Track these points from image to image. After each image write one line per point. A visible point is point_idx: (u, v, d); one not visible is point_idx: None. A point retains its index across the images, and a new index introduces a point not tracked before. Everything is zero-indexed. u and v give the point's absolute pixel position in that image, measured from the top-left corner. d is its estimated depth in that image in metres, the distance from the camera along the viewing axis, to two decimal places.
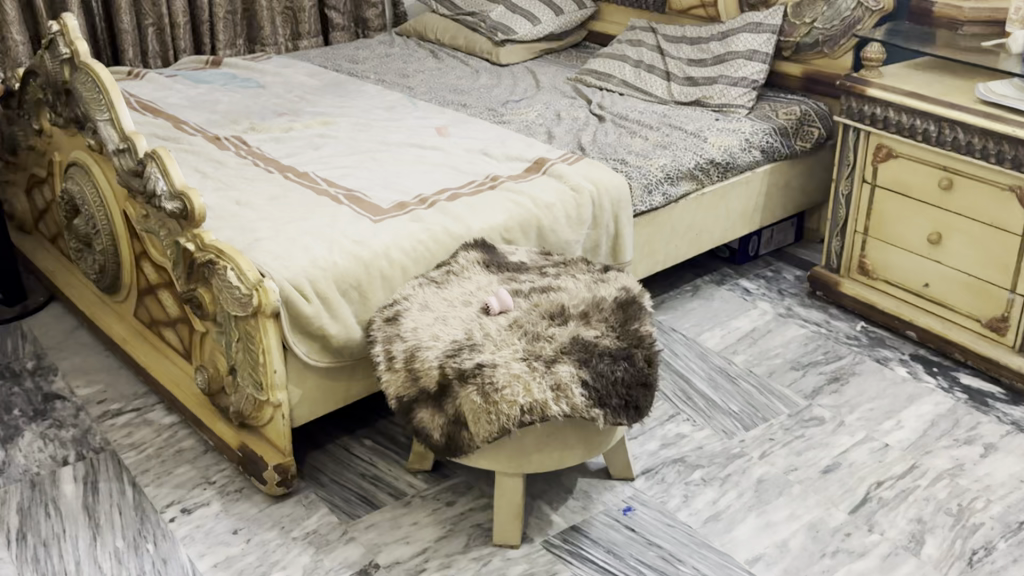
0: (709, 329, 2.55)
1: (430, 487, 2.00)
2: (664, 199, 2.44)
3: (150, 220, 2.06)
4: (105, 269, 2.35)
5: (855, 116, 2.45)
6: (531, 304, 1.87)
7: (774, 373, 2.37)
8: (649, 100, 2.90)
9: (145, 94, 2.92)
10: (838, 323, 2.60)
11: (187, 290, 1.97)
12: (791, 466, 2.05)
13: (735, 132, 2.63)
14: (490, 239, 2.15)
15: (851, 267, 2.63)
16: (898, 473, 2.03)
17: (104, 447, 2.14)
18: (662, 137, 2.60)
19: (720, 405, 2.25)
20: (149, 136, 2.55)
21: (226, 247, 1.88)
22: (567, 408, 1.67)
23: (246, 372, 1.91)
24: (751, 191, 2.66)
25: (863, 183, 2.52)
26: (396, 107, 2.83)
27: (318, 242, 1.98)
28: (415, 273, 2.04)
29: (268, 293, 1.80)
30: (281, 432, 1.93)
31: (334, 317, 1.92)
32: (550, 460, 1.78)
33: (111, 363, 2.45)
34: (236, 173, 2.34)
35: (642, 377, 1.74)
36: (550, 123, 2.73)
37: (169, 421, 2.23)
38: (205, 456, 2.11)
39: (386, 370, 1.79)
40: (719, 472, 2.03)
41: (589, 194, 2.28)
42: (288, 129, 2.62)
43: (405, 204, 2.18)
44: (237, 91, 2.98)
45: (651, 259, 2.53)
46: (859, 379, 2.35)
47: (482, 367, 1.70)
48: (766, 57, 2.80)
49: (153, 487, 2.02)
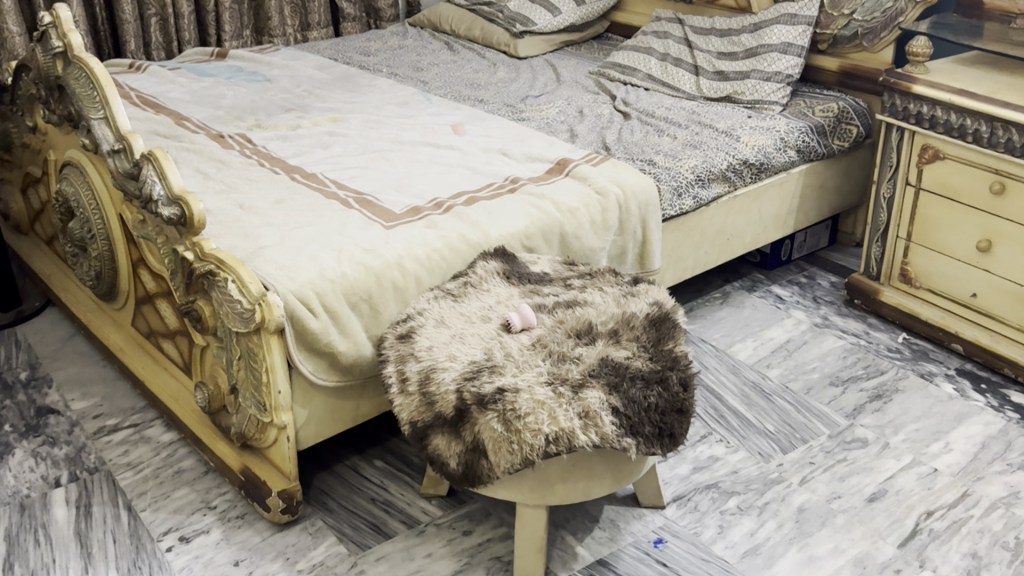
0: (741, 341, 2.40)
1: (444, 514, 1.86)
2: (694, 203, 2.28)
3: (147, 225, 1.93)
4: (101, 276, 2.22)
5: (898, 114, 2.30)
6: (555, 320, 1.72)
7: (811, 389, 2.22)
8: (677, 96, 2.75)
9: (146, 88, 2.79)
10: (878, 335, 2.44)
11: (186, 302, 1.84)
12: (834, 494, 1.90)
13: (769, 130, 2.48)
14: (510, 247, 2.00)
15: (892, 275, 2.48)
16: (948, 502, 1.89)
17: (99, 467, 2.01)
18: (692, 135, 2.45)
19: (755, 425, 2.10)
20: (150, 134, 2.43)
21: (228, 257, 1.75)
22: (596, 439, 1.53)
23: (248, 393, 1.78)
24: (785, 193, 2.51)
25: (906, 186, 2.37)
26: (410, 103, 2.69)
27: (325, 252, 1.84)
28: (430, 284, 1.90)
29: (271, 308, 1.66)
30: (285, 456, 1.80)
31: (343, 333, 1.78)
32: (576, 492, 1.63)
33: (109, 374, 2.32)
34: (241, 174, 2.20)
35: (678, 403, 1.60)
36: (572, 119, 2.58)
37: (169, 439, 2.09)
38: (206, 478, 1.98)
39: (400, 394, 1.66)
40: (756, 500, 1.89)
41: (615, 197, 2.14)
42: (296, 127, 2.48)
43: (419, 209, 2.04)
44: (243, 85, 2.84)
45: (680, 266, 2.38)
46: (902, 397, 2.20)
47: (503, 392, 1.56)
48: (801, 50, 2.63)
49: (150, 512, 1.89)
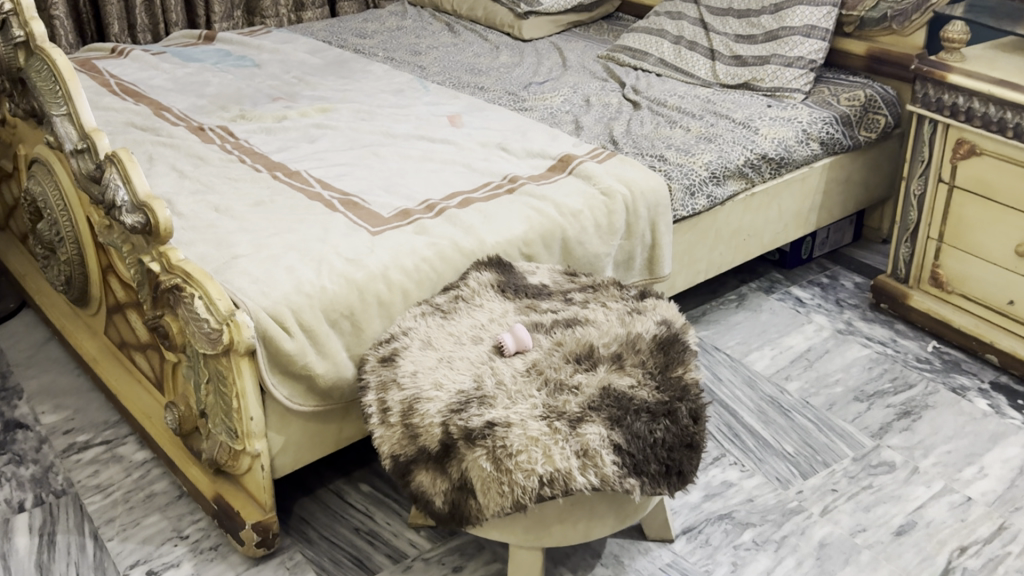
0: (758, 349, 2.23)
1: (433, 548, 1.72)
2: (708, 202, 2.11)
3: (112, 232, 1.77)
4: (71, 281, 2.07)
5: (931, 106, 2.11)
6: (553, 342, 1.56)
7: (833, 405, 2.06)
8: (691, 83, 2.57)
9: (127, 75, 2.63)
10: (906, 343, 2.27)
11: (153, 317, 1.69)
12: (858, 526, 1.75)
13: (791, 121, 2.30)
14: (507, 255, 1.84)
15: (922, 278, 2.30)
16: (984, 537, 1.73)
17: (66, 489, 1.88)
18: (706, 127, 2.27)
19: (773, 446, 1.95)
20: (127, 127, 2.28)
21: (195, 269, 1.60)
22: (596, 480, 1.37)
23: (218, 419, 1.63)
24: (807, 189, 2.33)
25: (939, 183, 2.18)
26: (405, 91, 2.52)
27: (304, 263, 1.69)
28: (418, 298, 1.74)
29: (240, 329, 1.51)
30: (260, 485, 1.65)
31: (322, 353, 1.63)
32: (575, 532, 1.48)
33: (82, 384, 2.18)
34: (219, 172, 2.05)
35: (687, 437, 1.44)
36: (578, 109, 2.40)
37: (142, 458, 1.96)
38: (179, 504, 1.84)
39: (380, 425, 1.50)
40: (773, 533, 1.73)
41: (622, 199, 1.97)
42: (282, 119, 2.32)
43: (408, 212, 1.88)
44: (230, 71, 2.68)
45: (693, 269, 2.21)
46: (932, 414, 2.03)
47: (493, 427, 1.41)
48: (826, 34, 2.44)
49: (118, 542, 1.75)
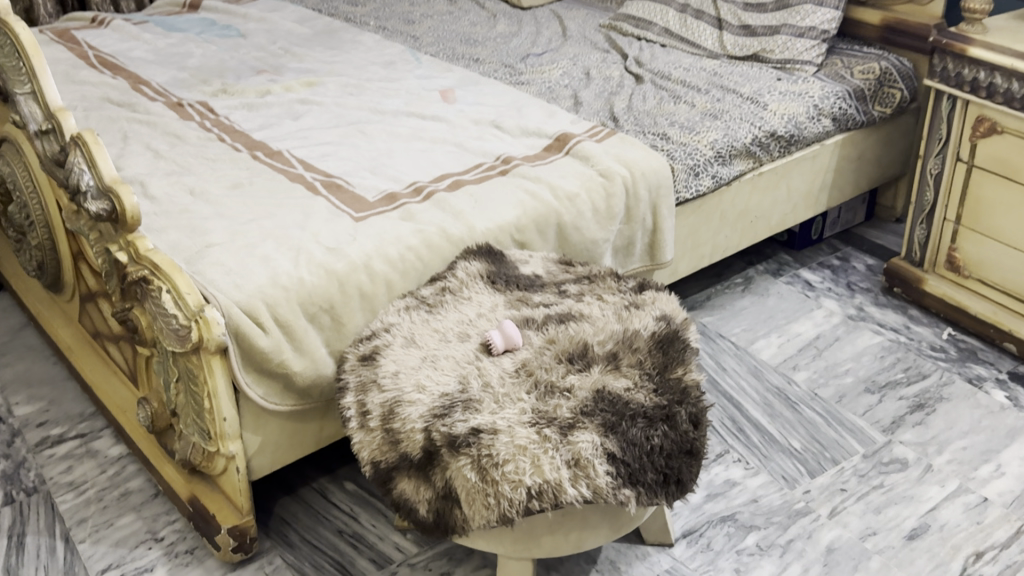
0: (765, 336, 2.13)
1: (420, 552, 1.63)
2: (713, 182, 1.99)
3: (80, 218, 1.67)
4: (44, 267, 1.97)
5: (950, 81, 2.00)
6: (544, 340, 1.46)
7: (843, 397, 1.96)
8: (697, 54, 2.45)
9: (106, 46, 2.52)
10: (920, 330, 2.17)
11: (122, 310, 1.59)
12: (868, 529, 1.66)
13: (801, 96, 2.17)
14: (498, 242, 1.74)
15: (937, 261, 2.20)
16: (1000, 542, 1.63)
17: (38, 487, 1.80)
18: (712, 102, 2.15)
19: (779, 441, 1.85)
20: (102, 102, 2.17)
21: (164, 260, 1.49)
22: (588, 493, 1.28)
23: (190, 419, 1.54)
24: (818, 167, 2.22)
25: (957, 162, 2.07)
26: (396, 63, 2.40)
27: (282, 252, 1.59)
28: (403, 289, 1.64)
29: (210, 326, 1.41)
30: (236, 488, 1.57)
31: (299, 350, 1.54)
32: (566, 543, 1.38)
33: (58, 373, 2.09)
34: (196, 151, 1.94)
35: (686, 443, 1.35)
36: (577, 83, 2.29)
37: (118, 453, 1.87)
38: (155, 503, 1.75)
39: (359, 429, 1.41)
40: (778, 537, 1.64)
41: (622, 181, 1.86)
42: (266, 93, 2.21)
43: (395, 196, 1.78)
44: (214, 42, 2.56)
45: (696, 253, 2.10)
46: (947, 407, 1.93)
47: (479, 434, 1.31)
48: (839, 2, 2.31)
49: (89, 545, 1.67)
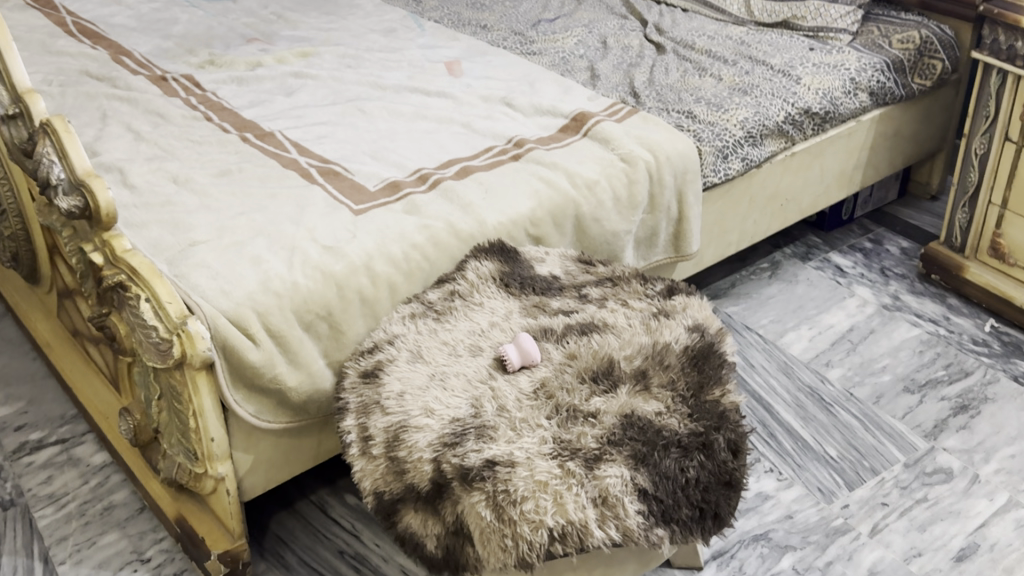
0: (795, 329, 1.99)
1: None
2: (742, 165, 1.83)
3: (52, 211, 1.51)
4: (18, 258, 1.81)
5: (1001, 54, 1.83)
6: (565, 355, 1.32)
7: (881, 398, 1.82)
8: (721, 20, 2.27)
9: (85, 11, 2.34)
10: (960, 321, 2.03)
11: (98, 316, 1.46)
12: (912, 550, 1.53)
13: (836, 68, 2.00)
14: (512, 237, 1.59)
15: (980, 247, 2.04)
16: None
17: (15, 500, 1.67)
18: (741, 75, 1.99)
19: (813, 449, 1.72)
20: (80, 75, 2.00)
21: (143, 264, 1.34)
22: (617, 535, 1.14)
23: (176, 438, 1.41)
24: (853, 145, 2.06)
25: (1005, 142, 1.90)
26: (396, 30, 2.23)
27: (274, 252, 1.44)
28: (407, 292, 1.50)
29: (194, 341, 1.27)
30: (227, 510, 1.43)
31: (294, 363, 1.40)
32: None
33: (37, 368, 1.95)
34: (180, 132, 1.78)
35: (725, 475, 1.21)
36: (593, 53, 2.12)
37: (101, 462, 1.74)
38: (141, 519, 1.63)
39: (361, 457, 1.28)
40: (816, 559, 1.51)
41: (645, 166, 1.70)
42: (257, 66, 2.04)
43: (398, 185, 1.62)
44: (201, 6, 2.38)
45: (723, 240, 1.95)
46: (993, 409, 1.80)
47: (494, 466, 1.17)
48: None
49: (69, 567, 1.54)
